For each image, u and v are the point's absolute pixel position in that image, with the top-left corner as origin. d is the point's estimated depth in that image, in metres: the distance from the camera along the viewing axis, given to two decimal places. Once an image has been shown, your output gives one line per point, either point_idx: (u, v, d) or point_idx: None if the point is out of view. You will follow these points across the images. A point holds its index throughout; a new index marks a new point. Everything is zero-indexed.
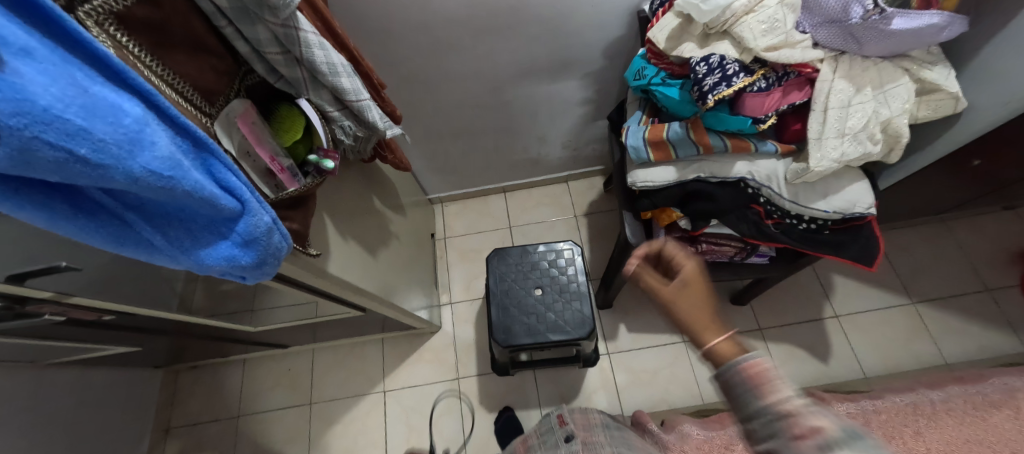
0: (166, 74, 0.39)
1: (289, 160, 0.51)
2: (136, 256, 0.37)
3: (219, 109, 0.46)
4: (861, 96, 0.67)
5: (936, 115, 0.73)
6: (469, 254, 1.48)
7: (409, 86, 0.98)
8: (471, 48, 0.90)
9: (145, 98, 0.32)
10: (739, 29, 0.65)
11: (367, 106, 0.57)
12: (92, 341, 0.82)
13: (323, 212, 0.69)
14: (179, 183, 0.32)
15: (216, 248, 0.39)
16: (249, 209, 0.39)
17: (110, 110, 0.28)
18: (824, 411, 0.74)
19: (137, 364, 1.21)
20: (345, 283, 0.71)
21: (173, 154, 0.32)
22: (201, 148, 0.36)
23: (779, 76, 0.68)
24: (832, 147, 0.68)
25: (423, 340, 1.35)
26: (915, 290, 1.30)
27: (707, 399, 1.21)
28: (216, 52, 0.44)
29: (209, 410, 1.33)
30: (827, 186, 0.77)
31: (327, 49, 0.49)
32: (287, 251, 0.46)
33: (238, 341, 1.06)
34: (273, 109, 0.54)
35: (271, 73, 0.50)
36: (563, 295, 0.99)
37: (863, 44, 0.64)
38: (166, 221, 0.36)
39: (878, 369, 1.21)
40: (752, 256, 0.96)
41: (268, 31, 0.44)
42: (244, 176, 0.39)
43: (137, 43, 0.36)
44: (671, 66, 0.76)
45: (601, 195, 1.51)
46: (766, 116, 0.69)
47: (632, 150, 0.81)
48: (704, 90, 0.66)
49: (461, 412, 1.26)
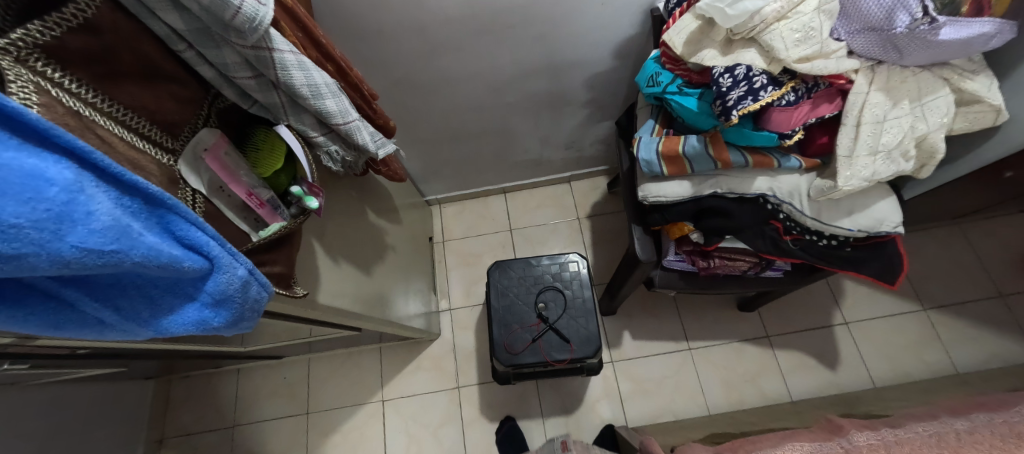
0: (113, 110, 0.33)
1: (269, 192, 0.46)
2: (85, 333, 0.32)
3: (185, 142, 0.40)
4: (897, 110, 0.61)
5: (974, 127, 0.67)
6: (469, 258, 1.43)
7: (405, 89, 0.92)
8: (470, 49, 0.83)
9: (78, 155, 0.26)
10: (769, 36, 0.58)
11: (356, 127, 0.51)
12: (73, 367, 0.78)
13: (311, 236, 0.64)
14: (127, 255, 0.27)
15: (183, 313, 0.34)
16: (219, 266, 0.34)
17: (25, 182, 0.23)
18: (844, 441, 0.72)
19: (128, 377, 1.17)
20: (337, 311, 0.67)
21: (118, 221, 0.27)
22: (155, 205, 0.30)
23: (809, 87, 0.62)
24: (863, 165, 0.62)
25: (422, 348, 1.32)
26: (927, 296, 1.27)
27: (713, 409, 1.19)
28: (177, 78, 0.38)
29: (204, 420, 1.30)
30: (853, 203, 0.72)
31: (307, 70, 0.43)
32: (269, 300, 0.41)
33: (228, 357, 1.02)
34: (250, 134, 0.48)
35: (244, 98, 0.44)
36: (568, 311, 0.95)
37: (905, 54, 0.58)
38: (118, 293, 0.31)
39: (888, 378, 1.19)
40: (767, 270, 0.91)
41: (236, 54, 0.38)
42: (212, 229, 0.34)
43: (75, 78, 0.30)
44: (689, 73, 0.69)
45: (605, 196, 1.46)
46: (793, 131, 0.64)
47: (644, 164, 0.75)
48: (728, 104, 0.60)
49: (461, 422, 1.23)
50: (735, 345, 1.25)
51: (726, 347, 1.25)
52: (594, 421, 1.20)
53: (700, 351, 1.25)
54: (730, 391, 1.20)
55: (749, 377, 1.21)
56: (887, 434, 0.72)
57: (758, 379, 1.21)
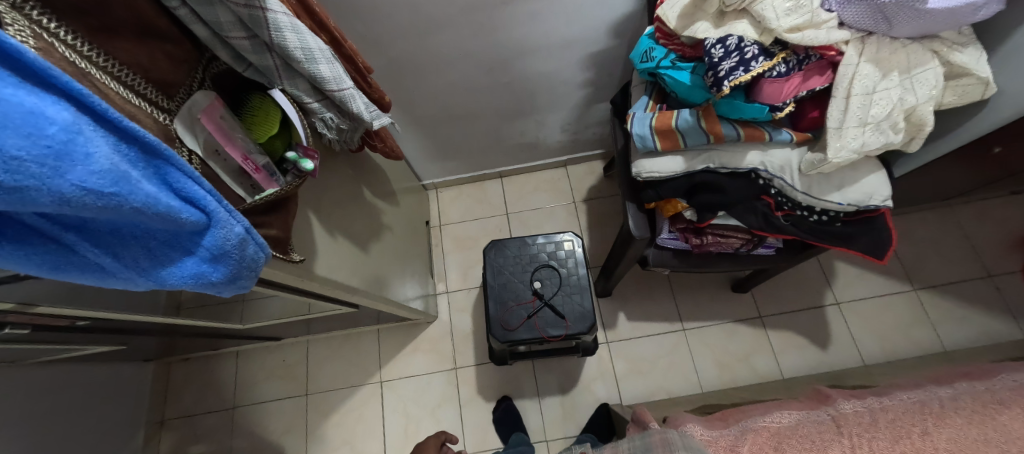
0: (109, 65, 0.34)
1: (265, 158, 0.46)
2: (86, 280, 0.33)
3: (180, 103, 0.41)
4: (887, 82, 0.61)
5: (962, 101, 0.68)
6: (465, 242, 1.44)
7: (400, 68, 0.92)
8: (465, 26, 0.83)
9: (77, 99, 0.27)
10: (760, 6, 0.59)
11: (351, 95, 0.51)
12: (72, 343, 0.78)
13: (307, 209, 0.64)
14: (126, 200, 0.28)
15: (181, 265, 0.35)
16: (216, 221, 0.35)
17: (26, 119, 0.23)
18: (830, 409, 0.77)
19: (127, 359, 1.18)
20: (335, 283, 0.68)
21: (116, 166, 0.27)
22: (153, 155, 0.31)
23: (799, 59, 0.63)
24: (852, 136, 0.63)
25: (419, 330, 1.33)
26: (918, 277, 1.28)
27: (706, 387, 1.21)
28: (170, 36, 0.38)
29: (204, 401, 1.31)
30: (843, 177, 0.73)
31: (301, 32, 0.43)
32: (266, 260, 0.42)
33: (226, 337, 1.03)
34: (244, 100, 0.49)
35: (237, 60, 0.44)
36: (564, 289, 0.96)
37: (894, 24, 0.59)
38: (117, 240, 0.31)
39: (878, 357, 1.21)
40: (759, 247, 0.93)
41: (229, 12, 0.39)
42: (209, 184, 0.35)
43: (71, 29, 0.31)
44: (682, 48, 0.70)
45: (601, 180, 1.46)
46: (784, 103, 0.64)
47: (637, 139, 0.75)
48: (720, 75, 0.60)
49: (460, 401, 1.25)
50: (729, 325, 1.26)
51: (720, 328, 1.26)
52: (591, 400, 1.22)
53: (693, 332, 1.27)
54: (723, 371, 1.22)
55: (742, 357, 1.23)
56: (873, 402, 0.77)
57: (751, 358, 1.23)
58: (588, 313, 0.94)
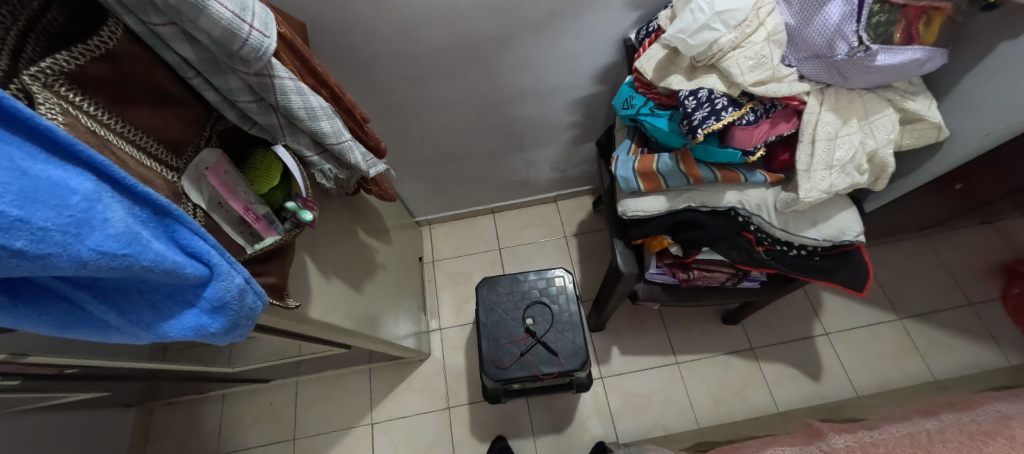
0: (127, 131, 0.36)
1: (265, 207, 0.49)
2: (92, 337, 0.35)
3: (188, 161, 0.43)
4: (847, 128, 0.67)
5: (920, 143, 0.73)
6: (458, 278, 1.45)
7: (396, 114, 0.96)
8: (457, 76, 0.88)
9: (99, 169, 0.29)
10: (726, 63, 0.64)
11: (349, 147, 0.55)
12: (56, 391, 0.77)
13: (303, 254, 0.66)
14: (136, 260, 0.30)
15: (182, 318, 0.37)
16: (218, 273, 0.36)
17: (53, 192, 0.25)
18: (822, 444, 0.77)
19: (107, 405, 1.14)
20: (327, 326, 0.68)
21: (130, 228, 0.29)
22: (163, 215, 0.33)
23: (766, 108, 0.68)
24: (821, 178, 0.67)
25: (411, 368, 1.31)
26: (902, 306, 1.31)
27: (702, 423, 1.20)
28: (184, 101, 0.42)
29: (186, 449, 1.26)
30: (817, 214, 0.76)
31: (304, 94, 0.46)
32: (263, 309, 0.43)
33: (215, 380, 1.01)
34: (248, 154, 0.52)
35: (244, 120, 0.48)
36: (556, 325, 0.97)
37: (849, 77, 0.64)
38: (123, 297, 0.33)
39: (870, 387, 1.21)
40: (744, 281, 0.95)
41: (240, 80, 0.42)
42: (213, 238, 0.36)
43: (93, 101, 0.33)
44: (660, 97, 0.75)
45: (590, 215, 1.51)
46: (755, 148, 0.69)
47: (622, 180, 0.79)
48: (693, 123, 0.65)
49: (453, 443, 1.22)
50: (722, 358, 1.27)
51: (714, 360, 1.26)
52: (587, 438, 1.20)
53: (687, 365, 1.27)
54: (719, 405, 1.21)
55: (737, 390, 1.23)
56: (864, 436, 0.78)
57: (745, 392, 1.22)
58: (581, 350, 0.94)
